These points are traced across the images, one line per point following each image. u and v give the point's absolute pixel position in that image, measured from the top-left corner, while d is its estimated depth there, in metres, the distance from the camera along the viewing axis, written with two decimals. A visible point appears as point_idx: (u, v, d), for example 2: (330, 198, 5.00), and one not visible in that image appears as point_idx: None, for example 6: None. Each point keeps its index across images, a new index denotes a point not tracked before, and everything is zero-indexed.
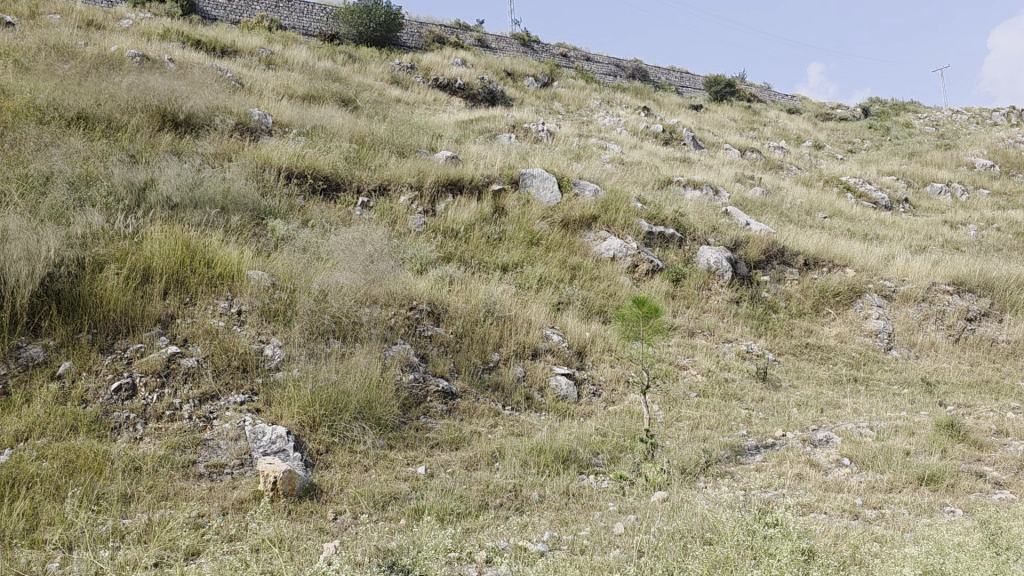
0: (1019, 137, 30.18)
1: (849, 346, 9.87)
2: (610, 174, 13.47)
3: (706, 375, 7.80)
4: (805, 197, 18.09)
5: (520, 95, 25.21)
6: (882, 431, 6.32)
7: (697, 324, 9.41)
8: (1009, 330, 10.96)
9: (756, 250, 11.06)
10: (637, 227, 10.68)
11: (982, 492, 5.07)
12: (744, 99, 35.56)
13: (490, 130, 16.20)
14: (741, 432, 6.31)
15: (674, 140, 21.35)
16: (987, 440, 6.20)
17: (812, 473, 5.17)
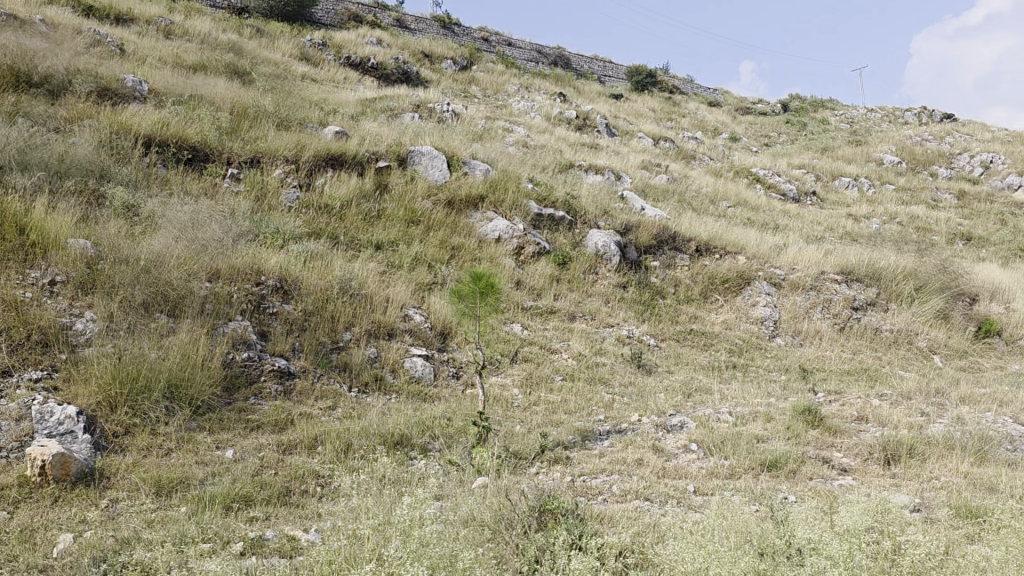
0: (926, 135, 31.00)
1: (733, 333, 9.81)
2: (508, 155, 13.20)
3: (578, 359, 7.60)
4: (713, 186, 18.14)
5: (436, 77, 24.81)
6: (740, 415, 6.18)
7: (580, 308, 9.21)
8: (893, 320, 11.07)
9: (646, 235, 10.93)
10: (526, 209, 10.45)
11: (824, 479, 4.94)
12: (665, 90, 35.79)
13: (392, 108, 15.77)
14: (598, 417, 6.11)
15: (588, 126, 21.24)
16: (843, 427, 6.11)
17: (652, 458, 4.96)
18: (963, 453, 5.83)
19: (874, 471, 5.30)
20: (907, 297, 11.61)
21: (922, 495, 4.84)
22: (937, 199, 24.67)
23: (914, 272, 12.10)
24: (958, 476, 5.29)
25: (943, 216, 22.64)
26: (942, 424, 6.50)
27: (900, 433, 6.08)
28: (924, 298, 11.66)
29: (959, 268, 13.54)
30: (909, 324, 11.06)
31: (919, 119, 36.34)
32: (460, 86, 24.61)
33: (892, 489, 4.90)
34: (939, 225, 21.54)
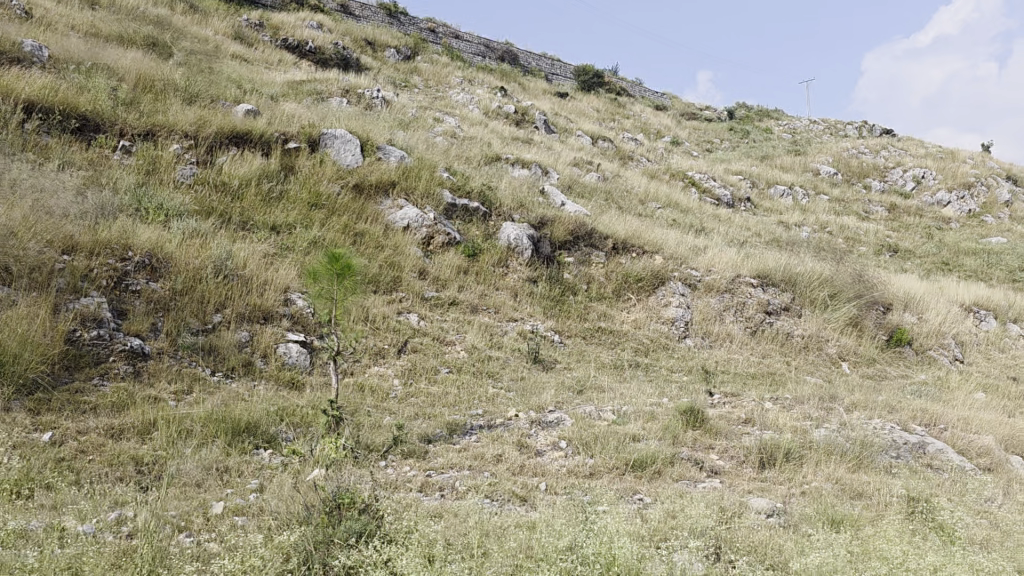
0: (863, 148, 31.52)
1: (641, 333, 9.69)
2: (431, 143, 12.92)
3: (470, 352, 7.38)
4: (645, 186, 18.08)
5: (377, 65, 24.42)
6: (622, 414, 6.02)
7: (486, 301, 9.00)
8: (805, 325, 11.07)
9: (561, 230, 10.77)
10: (439, 198, 10.20)
11: (689, 480, 4.78)
12: (611, 91, 35.84)
13: (319, 91, 15.36)
14: (475, 411, 5.90)
15: (525, 122, 21.08)
16: (726, 429, 5.99)
17: (514, 455, 4.75)
18: (840, 461, 5.76)
19: (745, 474, 5.17)
20: (821, 304, 11.64)
21: (785, 499, 4.73)
22: (869, 212, 25.05)
23: (829, 278, 12.14)
24: (828, 482, 5.20)
25: (872, 228, 22.97)
26: (827, 429, 6.43)
27: (782, 438, 5.99)
28: (837, 305, 11.70)
29: (875, 279, 13.65)
30: (820, 330, 11.08)
31: (858, 133, 36.94)
32: (400, 75, 24.26)
33: (757, 492, 4.77)
34: (867, 237, 21.85)
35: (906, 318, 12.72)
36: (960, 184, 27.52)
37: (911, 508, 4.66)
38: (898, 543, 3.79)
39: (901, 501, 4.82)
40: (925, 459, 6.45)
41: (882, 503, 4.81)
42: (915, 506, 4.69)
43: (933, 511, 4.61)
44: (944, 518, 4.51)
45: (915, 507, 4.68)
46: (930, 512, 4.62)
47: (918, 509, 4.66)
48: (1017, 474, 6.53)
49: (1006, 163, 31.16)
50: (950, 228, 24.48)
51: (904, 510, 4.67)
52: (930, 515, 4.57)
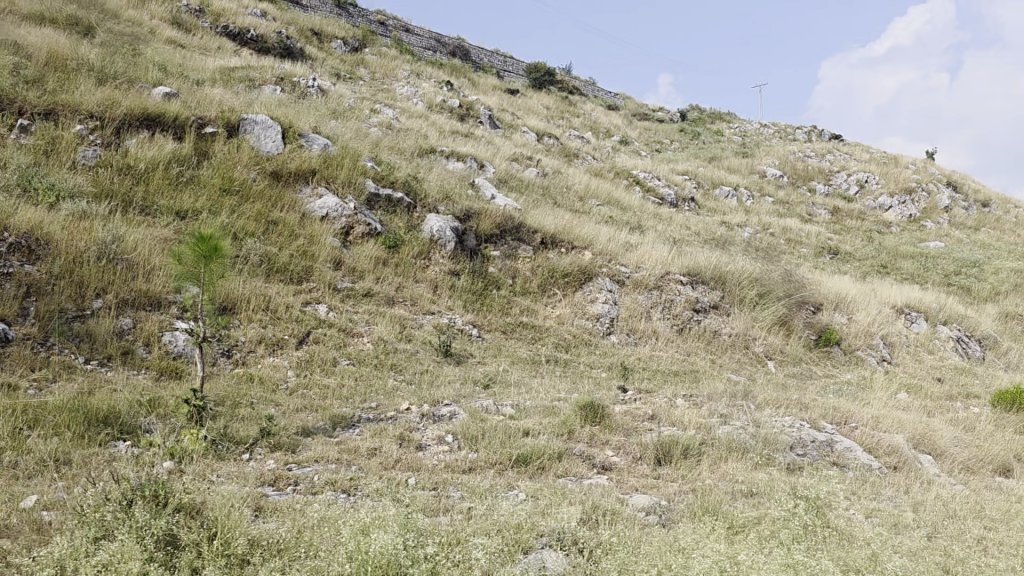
0: (809, 152, 31.84)
1: (564, 328, 9.54)
2: (361, 133, 12.63)
3: (377, 344, 7.15)
4: (586, 183, 17.97)
5: (321, 55, 24.02)
6: (522, 408, 5.85)
7: (403, 293, 8.78)
8: (733, 323, 11.02)
9: (488, 223, 10.57)
10: (361, 187, 9.94)
11: (575, 476, 4.60)
12: (563, 90, 35.78)
13: (252, 78, 14.98)
14: (368, 404, 5.67)
15: (470, 116, 20.86)
16: (627, 425, 5.84)
17: (392, 449, 4.54)
18: (740, 458, 5.64)
19: (639, 471, 5.02)
20: (749, 302, 11.60)
21: (673, 496, 4.60)
22: (812, 214, 25.27)
23: (759, 277, 12.13)
24: (723, 480, 5.07)
25: (814, 230, 23.17)
26: (733, 426, 6.32)
27: (684, 434, 5.86)
28: (766, 304, 11.68)
29: (807, 280, 13.67)
30: (747, 328, 11.04)
31: (806, 136, 37.34)
32: (345, 66, 23.89)
33: (645, 489, 4.62)
34: (809, 239, 22.02)
35: (836, 318, 12.76)
36: (901, 189, 27.94)
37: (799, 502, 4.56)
38: (769, 544, 3.69)
39: (791, 495, 4.72)
40: (831, 458, 6.37)
41: (771, 498, 4.70)
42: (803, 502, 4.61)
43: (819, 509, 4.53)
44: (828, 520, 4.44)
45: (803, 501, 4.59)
46: (817, 511, 4.52)
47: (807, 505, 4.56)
48: (922, 473, 6.50)
49: (946, 169, 31.74)
50: (890, 232, 24.81)
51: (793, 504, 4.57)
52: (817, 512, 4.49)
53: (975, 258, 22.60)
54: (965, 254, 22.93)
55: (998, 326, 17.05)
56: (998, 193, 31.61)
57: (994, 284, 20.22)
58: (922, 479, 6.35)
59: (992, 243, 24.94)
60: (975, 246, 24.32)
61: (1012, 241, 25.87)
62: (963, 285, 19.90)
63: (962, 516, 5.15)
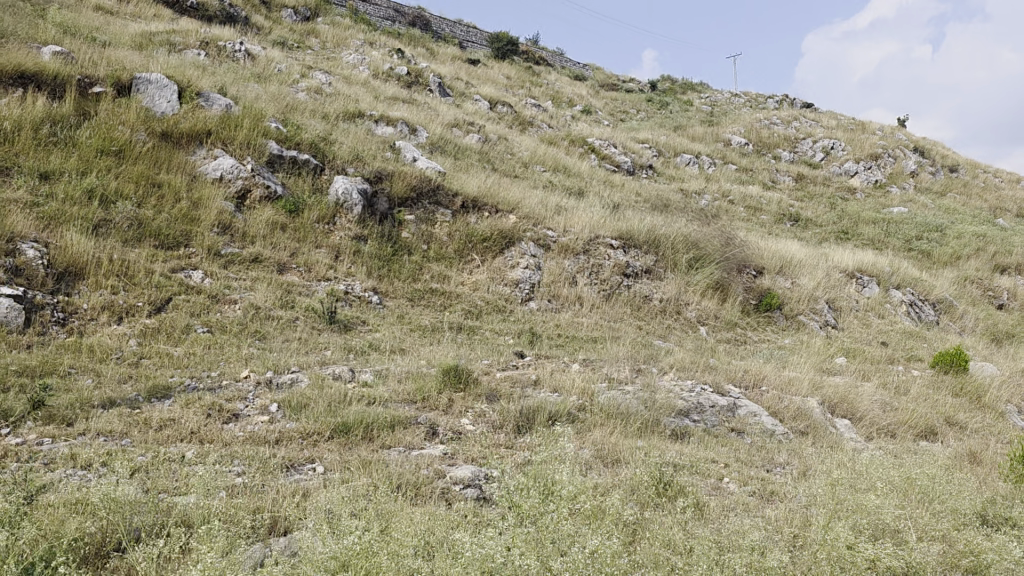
0: (775, 119, 31.31)
1: (478, 295, 9.00)
2: (279, 95, 11.99)
3: (248, 311, 6.59)
4: (533, 150, 17.37)
5: (269, 24, 23.22)
6: (382, 377, 5.32)
7: (298, 258, 8.20)
8: (664, 288, 10.51)
9: (402, 186, 9.99)
10: (262, 148, 9.34)
11: (406, 448, 4.09)
12: (528, 61, 35.03)
13: (173, 40, 14.25)
14: (206, 372, 5.12)
15: (417, 84, 20.17)
16: (498, 392, 5.30)
17: (194, 420, 4.01)
18: (618, 425, 5.14)
19: (490, 439, 4.52)
20: (683, 267, 11.09)
21: (516, 465, 4.11)
22: (775, 180, 24.77)
23: (696, 241, 11.63)
24: (583, 446, 4.58)
25: (775, 197, 22.68)
26: (622, 391, 5.82)
27: (561, 401, 5.35)
28: (701, 268, 11.19)
29: (751, 245, 13.16)
30: (680, 292, 10.53)
31: (775, 104, 36.76)
32: (293, 35, 23.12)
33: (483, 459, 4.11)
34: (769, 206, 21.52)
35: (779, 283, 12.29)
36: (867, 155, 27.46)
37: (650, 476, 4.10)
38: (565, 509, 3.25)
39: (647, 466, 4.26)
40: (730, 424, 5.88)
41: (627, 470, 4.22)
42: (657, 473, 4.14)
43: (674, 483, 4.06)
44: (683, 494, 3.97)
45: (656, 475, 4.12)
46: (669, 484, 4.06)
47: (660, 478, 4.10)
48: (829, 437, 6.03)
49: (914, 135, 31.34)
50: (854, 198, 24.33)
51: (645, 477, 4.11)
52: (670, 487, 4.03)
53: (938, 222, 22.20)
54: (927, 219, 22.52)
55: (954, 290, 16.64)
56: (965, 158, 31.24)
57: (955, 247, 19.82)
58: (827, 444, 5.88)
59: (957, 208, 24.54)
60: (939, 211, 23.91)
61: (978, 206, 25.48)
62: (924, 250, 19.49)
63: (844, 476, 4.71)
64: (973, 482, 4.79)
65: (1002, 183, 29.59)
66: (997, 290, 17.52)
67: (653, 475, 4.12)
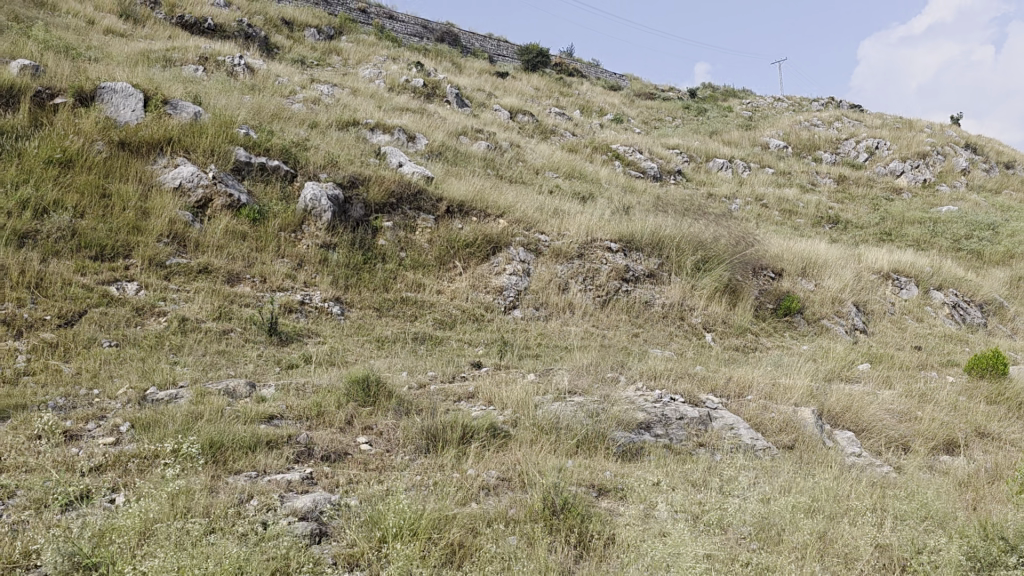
0: (816, 121, 30.12)
1: (454, 304, 8.33)
2: (264, 105, 11.53)
3: (174, 322, 6.02)
4: (549, 156, 16.67)
5: (288, 43, 23.01)
6: (286, 392, 4.68)
7: (255, 268, 7.65)
8: (667, 292, 9.70)
9: (379, 190, 9.39)
10: (228, 155, 8.85)
11: (262, 473, 3.47)
12: (559, 72, 34.40)
13: (169, 57, 13.95)
14: (84, 388, 4.54)
15: (433, 95, 19.67)
16: (415, 406, 4.61)
17: (10, 445, 3.42)
18: (550, 443, 4.42)
19: (382, 460, 3.87)
20: (690, 269, 10.26)
21: (391, 490, 3.47)
22: (815, 183, 23.62)
23: (704, 242, 10.79)
24: (490, 469, 3.88)
25: (814, 200, 21.55)
26: (570, 403, 5.07)
27: (489, 416, 4.63)
28: (710, 269, 10.34)
29: (772, 246, 12.23)
30: (684, 297, 9.71)
31: (818, 106, 35.45)
32: (312, 52, 22.85)
33: (351, 485, 3.45)
34: (806, 208, 20.45)
35: (800, 285, 11.34)
36: (915, 153, 26.09)
37: (546, 503, 3.41)
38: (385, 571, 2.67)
39: (551, 486, 3.56)
40: (699, 439, 5.09)
41: (525, 497, 3.52)
42: (559, 497, 3.44)
43: (574, 511, 3.35)
44: (583, 529, 3.25)
45: (556, 499, 3.43)
46: (568, 512, 3.36)
47: (558, 503, 3.41)
48: (818, 453, 5.20)
49: (966, 132, 29.78)
50: (900, 199, 23.04)
51: (540, 501, 3.43)
52: (567, 514, 3.33)
53: (990, 220, 20.86)
54: (979, 217, 21.15)
55: (1006, 292, 15.42)
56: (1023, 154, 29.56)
57: (1008, 245, 18.51)
58: (814, 463, 5.05)
59: (1012, 205, 23.06)
60: (993, 208, 22.49)
61: None
62: (974, 249, 18.21)
63: (808, 506, 3.90)
64: (962, 512, 3.85)
65: None
66: None
67: (551, 499, 3.43)
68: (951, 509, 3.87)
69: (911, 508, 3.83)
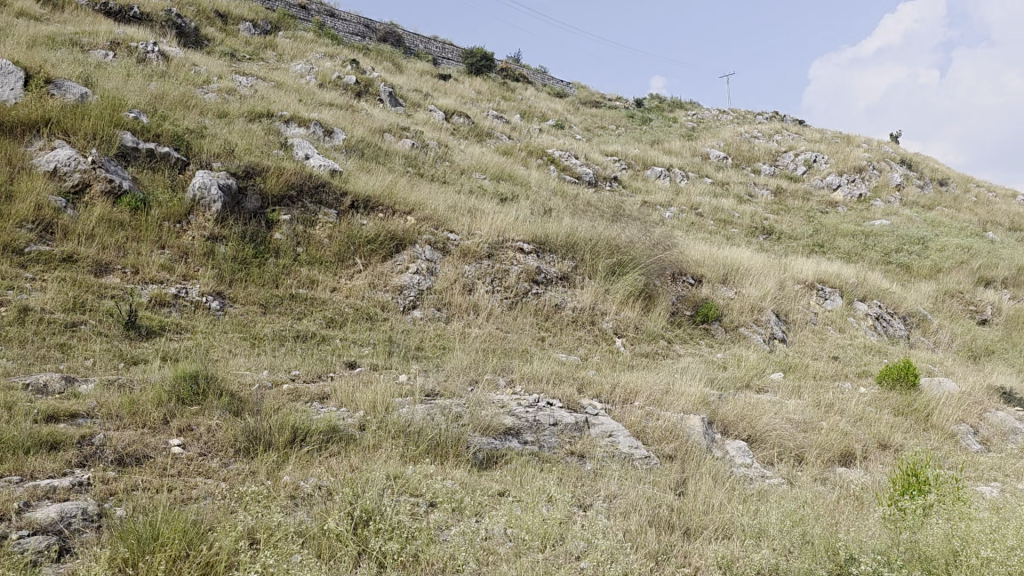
0: (757, 133, 30.28)
1: (348, 302, 7.89)
2: (168, 92, 10.96)
3: (13, 312, 5.48)
4: (478, 158, 16.30)
5: (219, 36, 22.31)
6: (108, 387, 4.21)
7: (128, 259, 7.11)
8: (579, 296, 9.38)
9: (278, 182, 8.90)
10: (113, 139, 8.29)
11: (27, 478, 3.01)
12: (504, 77, 34.11)
13: (76, 41, 13.26)
14: None
15: (364, 93, 19.16)
16: (252, 406, 4.17)
17: None
18: (396, 448, 4.01)
19: (189, 464, 3.43)
20: (605, 273, 9.96)
21: (178, 499, 3.07)
22: (753, 194, 23.59)
23: (621, 246, 10.50)
24: (310, 475, 3.49)
25: (749, 210, 21.50)
26: (433, 406, 4.68)
27: (334, 419, 4.21)
28: (625, 273, 10.05)
29: (694, 252, 12.00)
30: (596, 301, 9.40)
31: (761, 119, 35.69)
32: (244, 46, 22.19)
33: (130, 493, 3.01)
34: (741, 218, 20.37)
35: (720, 292, 11.10)
36: (851, 167, 26.29)
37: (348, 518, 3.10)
38: None
39: (358, 495, 3.25)
40: (572, 446, 4.74)
41: (330, 505, 3.19)
42: (362, 512, 3.14)
43: (377, 525, 3.05)
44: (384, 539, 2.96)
45: (360, 512, 3.14)
46: (369, 526, 3.05)
47: (358, 517, 3.12)
48: (701, 462, 4.89)
49: (902, 148, 30.16)
50: (835, 212, 23.16)
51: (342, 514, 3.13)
52: (367, 529, 3.02)
53: (920, 234, 21.02)
54: (910, 232, 21.31)
55: (930, 306, 15.44)
56: (956, 171, 30.02)
57: (936, 260, 18.64)
58: (694, 474, 4.73)
59: (943, 221, 23.33)
60: (925, 224, 22.71)
61: (966, 219, 24.28)
62: (903, 263, 18.28)
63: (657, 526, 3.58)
64: (826, 525, 3.55)
65: (995, 198, 28.41)
66: (979, 305, 16.33)
67: (351, 513, 3.14)
68: (816, 520, 3.58)
69: (769, 519, 3.54)
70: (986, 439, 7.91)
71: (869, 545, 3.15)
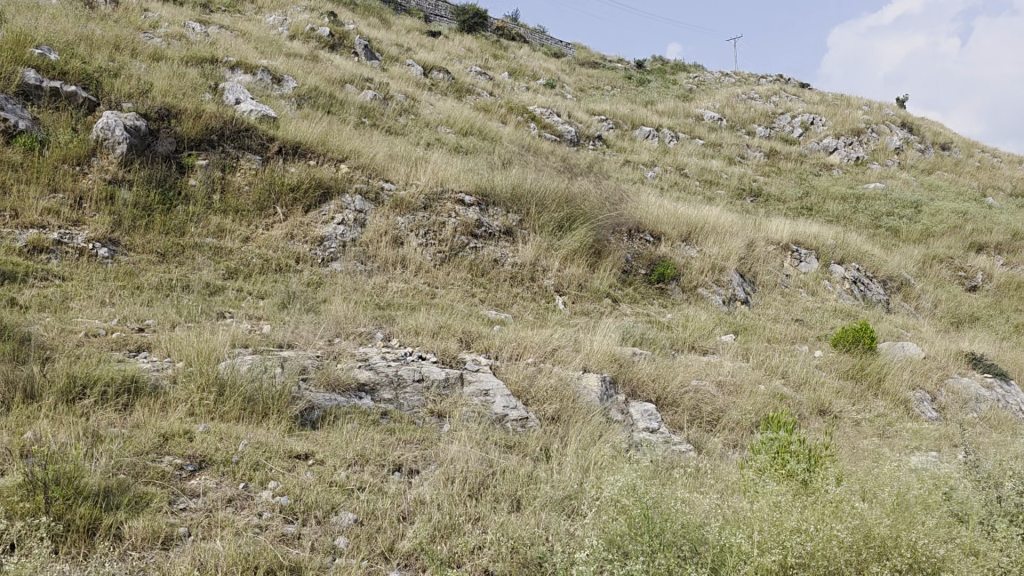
0: (754, 94, 29.42)
1: (259, 252, 7.33)
2: (101, 33, 10.39)
3: None
4: (448, 111, 15.65)
5: None
6: None
7: (7, 201, 6.59)
8: (520, 251, 8.81)
9: (196, 126, 8.34)
10: (14, 77, 7.74)
11: None
12: (498, 35, 33.24)
13: None
14: None
15: (335, 45, 18.46)
16: (46, 355, 3.65)
17: None
18: (204, 405, 3.50)
19: None
20: (551, 228, 9.38)
21: None
22: (745, 155, 22.83)
23: (573, 200, 9.90)
24: (60, 426, 2.94)
25: (738, 171, 20.77)
26: (274, 357, 4.15)
27: (144, 372, 3.67)
28: (574, 229, 9.47)
29: (656, 208, 11.38)
30: (539, 257, 8.83)
31: (762, 81, 34.74)
32: None
33: None
34: (729, 179, 19.65)
35: (680, 251, 10.51)
36: (849, 130, 25.46)
37: (53, 455, 2.53)
38: None
39: (81, 449, 2.69)
40: (435, 405, 4.22)
41: (40, 449, 2.64)
42: (73, 457, 2.57)
43: (84, 473, 2.47)
44: (87, 492, 2.40)
45: (72, 456, 2.58)
46: (77, 473, 2.48)
47: (65, 460, 2.54)
48: (583, 424, 4.35)
49: (903, 112, 29.26)
50: (828, 174, 22.41)
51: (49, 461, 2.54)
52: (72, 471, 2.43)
53: (915, 198, 20.28)
54: (904, 195, 20.56)
55: (915, 271, 14.77)
56: (960, 135, 29.08)
57: (928, 224, 17.95)
58: (572, 435, 4.19)
59: (941, 186, 22.55)
60: (921, 188, 21.97)
61: (966, 184, 23.49)
62: (892, 227, 17.59)
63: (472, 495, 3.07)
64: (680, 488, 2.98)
65: (1000, 163, 27.54)
66: (969, 271, 15.66)
67: (57, 456, 2.56)
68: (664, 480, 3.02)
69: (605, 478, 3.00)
70: (943, 407, 7.34)
71: (672, 513, 2.60)
